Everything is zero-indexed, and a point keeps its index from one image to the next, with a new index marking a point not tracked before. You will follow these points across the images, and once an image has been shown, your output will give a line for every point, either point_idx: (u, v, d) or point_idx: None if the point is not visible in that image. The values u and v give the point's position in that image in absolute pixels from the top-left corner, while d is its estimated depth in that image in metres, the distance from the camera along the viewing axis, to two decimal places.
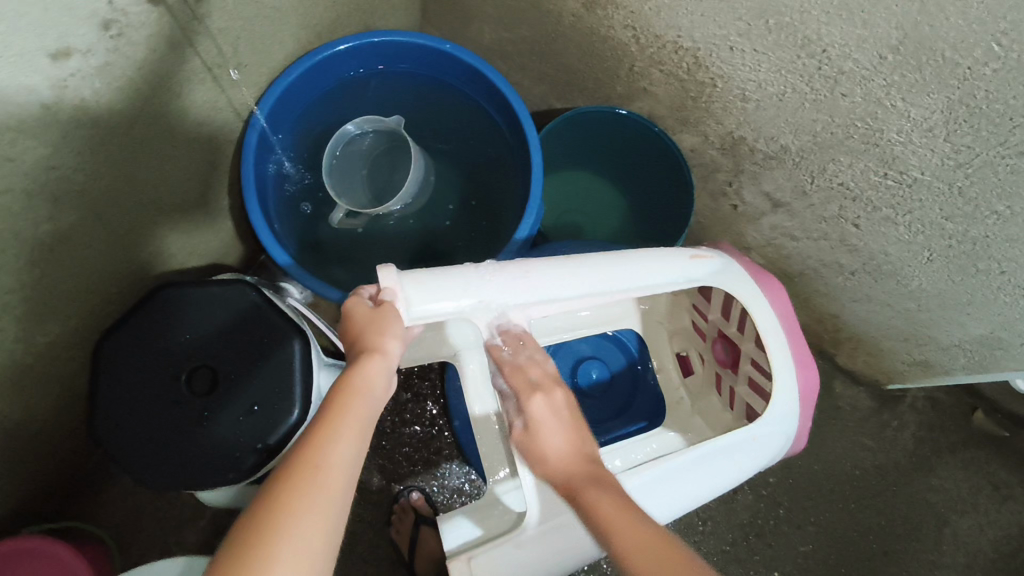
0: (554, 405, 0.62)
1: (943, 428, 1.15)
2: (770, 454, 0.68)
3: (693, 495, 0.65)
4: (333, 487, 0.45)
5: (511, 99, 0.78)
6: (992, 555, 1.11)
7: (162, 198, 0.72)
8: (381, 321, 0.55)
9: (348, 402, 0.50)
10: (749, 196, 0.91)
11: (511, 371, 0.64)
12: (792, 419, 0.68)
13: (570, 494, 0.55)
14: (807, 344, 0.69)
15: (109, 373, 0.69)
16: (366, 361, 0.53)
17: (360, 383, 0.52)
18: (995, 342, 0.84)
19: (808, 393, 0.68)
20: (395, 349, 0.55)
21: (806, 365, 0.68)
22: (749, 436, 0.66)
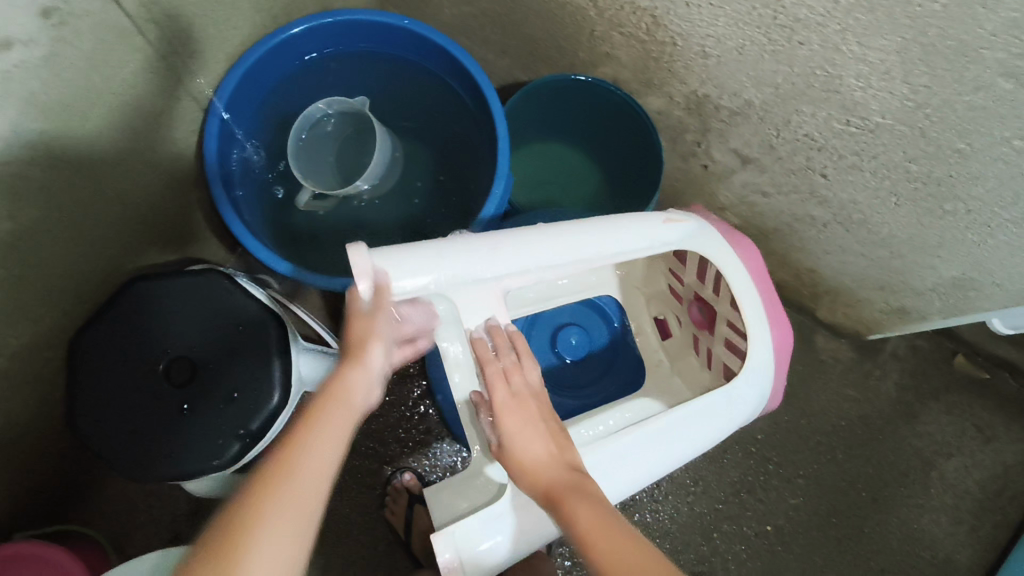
0: (535, 413, 0.60)
1: (926, 374, 1.17)
2: (746, 414, 0.70)
3: (676, 456, 0.66)
4: (311, 487, 0.48)
5: (471, 67, 0.77)
6: (978, 495, 1.14)
7: (125, 192, 0.71)
8: (365, 330, 0.57)
9: (330, 406, 0.53)
10: (718, 154, 0.92)
11: (495, 379, 0.61)
12: (768, 380, 0.69)
13: (550, 500, 0.54)
14: (781, 304, 0.70)
15: (86, 370, 0.69)
16: (349, 373, 0.56)
17: (341, 393, 0.55)
18: (967, 284, 0.85)
19: (784, 348, 0.70)
20: (376, 359, 0.58)
21: (782, 323, 0.69)
22: (729, 394, 0.67)
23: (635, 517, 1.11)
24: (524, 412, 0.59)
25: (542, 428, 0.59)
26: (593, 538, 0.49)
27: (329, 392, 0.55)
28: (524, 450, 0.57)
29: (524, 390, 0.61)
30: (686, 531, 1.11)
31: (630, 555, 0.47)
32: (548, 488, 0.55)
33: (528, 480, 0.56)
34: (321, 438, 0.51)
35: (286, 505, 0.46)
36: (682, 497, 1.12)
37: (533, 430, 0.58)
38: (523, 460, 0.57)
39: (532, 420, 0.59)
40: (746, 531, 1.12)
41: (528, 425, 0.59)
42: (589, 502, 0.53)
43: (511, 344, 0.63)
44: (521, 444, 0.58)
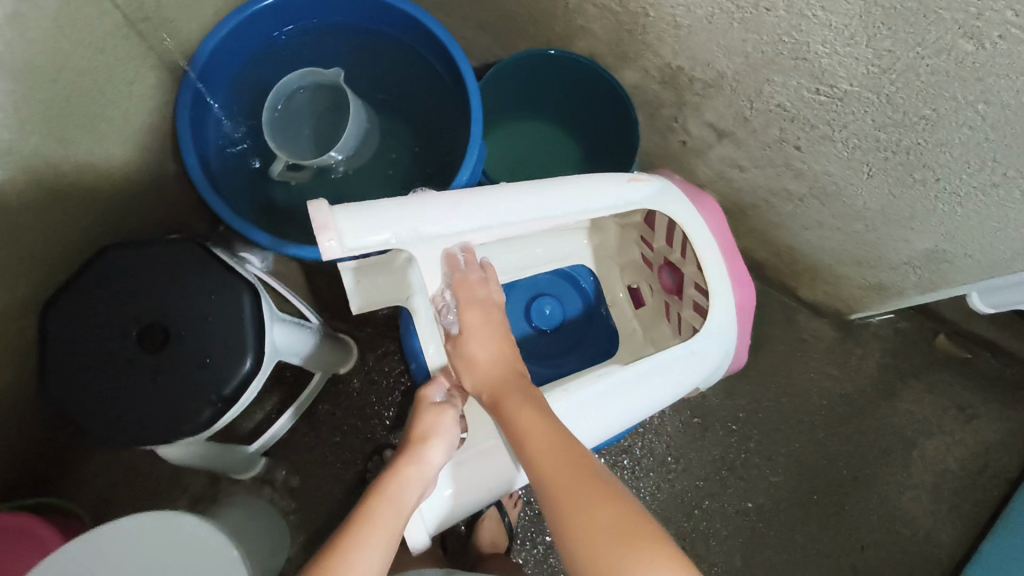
0: (489, 321, 0.70)
1: (907, 353, 1.17)
2: (709, 368, 0.75)
3: (639, 404, 0.71)
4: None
5: (445, 38, 0.77)
6: (959, 473, 1.14)
7: (97, 161, 0.72)
8: (429, 426, 0.65)
9: (382, 508, 0.59)
10: (695, 129, 0.92)
11: (462, 289, 0.68)
12: (729, 335, 0.75)
13: (493, 397, 0.66)
14: (743, 264, 0.76)
15: (59, 336, 0.70)
16: (406, 467, 0.62)
17: (396, 490, 0.60)
18: (941, 256, 0.86)
19: (745, 305, 0.75)
20: (433, 460, 0.63)
21: (743, 283, 0.75)
22: (689, 350, 0.72)
23: None
24: (482, 320, 0.69)
25: (495, 337, 0.70)
26: (525, 429, 0.62)
27: (383, 492, 0.60)
28: (477, 353, 0.69)
29: (486, 301, 0.70)
30: (667, 509, 1.12)
31: (558, 452, 0.60)
32: (493, 386, 0.67)
33: (477, 377, 0.68)
34: (371, 542, 0.56)
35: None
36: (663, 475, 1.13)
37: (485, 336, 0.69)
38: (477, 361, 0.69)
39: (491, 331, 0.70)
40: (727, 509, 1.12)
41: (483, 332, 0.69)
42: (528, 402, 0.65)
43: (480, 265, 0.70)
44: (476, 347, 0.69)
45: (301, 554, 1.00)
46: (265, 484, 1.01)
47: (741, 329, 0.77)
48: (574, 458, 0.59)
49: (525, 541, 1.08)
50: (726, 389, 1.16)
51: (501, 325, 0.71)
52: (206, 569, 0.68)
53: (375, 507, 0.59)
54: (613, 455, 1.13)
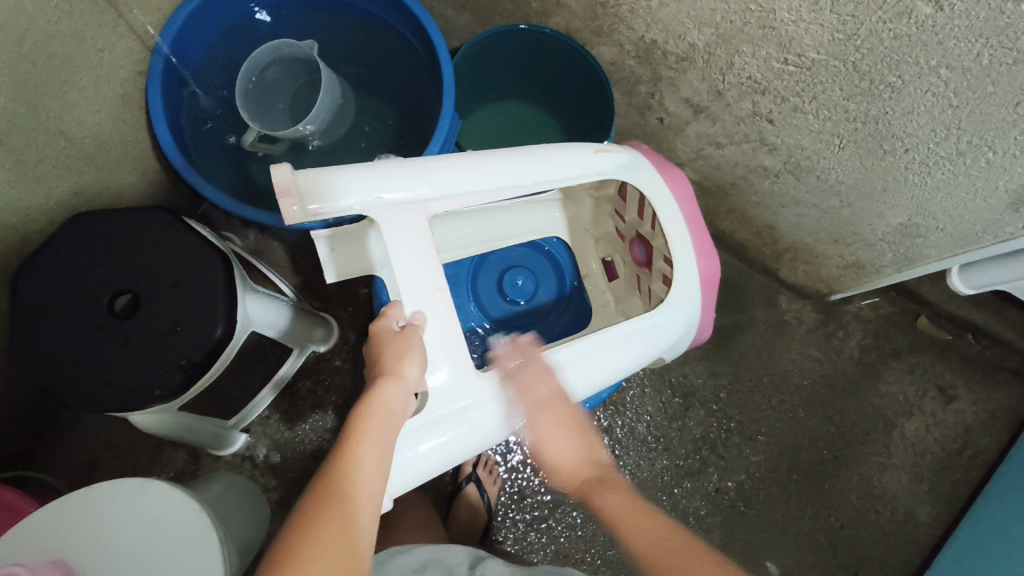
0: (561, 417, 0.68)
1: (889, 335, 1.17)
2: (675, 338, 0.76)
3: (601, 374, 0.71)
4: (366, 517, 0.52)
5: (415, 11, 0.77)
6: (939, 454, 1.14)
7: (69, 130, 0.72)
8: (402, 345, 0.60)
9: (370, 426, 0.55)
10: (671, 105, 0.92)
11: (524, 386, 0.66)
12: (696, 304, 0.76)
13: (583, 496, 0.67)
14: (708, 235, 0.77)
15: (26, 302, 0.70)
16: (385, 385, 0.58)
17: (381, 407, 0.57)
18: (914, 231, 0.86)
19: (710, 276, 0.76)
20: (412, 375, 0.59)
21: (706, 254, 0.76)
22: (651, 320, 0.73)
23: None
24: (552, 419, 0.68)
25: (569, 433, 0.69)
26: (624, 527, 0.61)
27: (367, 409, 0.56)
28: (556, 452, 0.69)
29: (552, 399, 0.67)
30: (645, 487, 1.12)
31: (659, 540, 0.58)
32: (580, 485, 0.68)
33: (564, 479, 0.69)
34: (369, 465, 0.54)
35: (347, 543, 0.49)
36: (643, 454, 1.13)
37: (560, 436, 0.69)
38: (558, 462, 0.69)
39: (561, 428, 0.68)
40: (707, 488, 1.12)
41: (556, 430, 0.68)
42: (619, 492, 0.65)
43: (533, 355, 0.69)
44: (553, 447, 0.69)
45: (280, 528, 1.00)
46: (245, 460, 1.02)
47: (705, 302, 0.78)
48: (666, 533, 0.59)
49: (504, 518, 1.08)
50: (707, 369, 1.16)
51: (580, 419, 0.70)
52: (171, 538, 0.68)
53: (364, 426, 0.55)
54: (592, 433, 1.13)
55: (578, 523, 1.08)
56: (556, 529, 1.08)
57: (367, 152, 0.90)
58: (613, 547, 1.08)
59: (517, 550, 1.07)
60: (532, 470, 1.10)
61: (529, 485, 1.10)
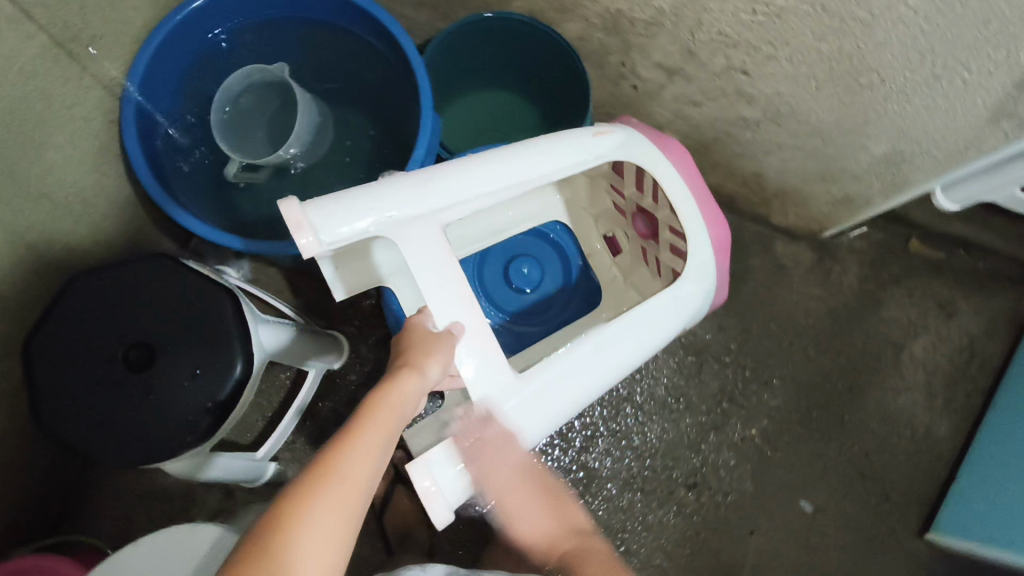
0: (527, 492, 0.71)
1: (885, 262, 1.19)
2: (694, 308, 0.78)
3: (627, 356, 0.73)
4: (358, 497, 0.49)
5: (380, 16, 0.76)
6: (949, 369, 1.17)
7: (51, 190, 0.71)
8: (432, 344, 0.59)
9: (381, 411, 0.54)
10: (644, 71, 0.93)
11: (488, 464, 0.65)
12: (711, 269, 0.77)
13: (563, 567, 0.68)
14: (714, 201, 0.79)
15: (43, 369, 0.69)
16: (404, 376, 0.56)
17: (397, 395, 0.55)
18: (899, 157, 0.87)
19: (721, 242, 0.78)
20: (434, 374, 0.58)
21: (715, 220, 0.78)
22: (672, 294, 0.75)
23: (625, 443, 1.12)
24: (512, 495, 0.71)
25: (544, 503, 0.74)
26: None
27: (382, 396, 0.54)
28: (525, 525, 0.72)
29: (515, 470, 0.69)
30: (674, 449, 1.13)
31: None
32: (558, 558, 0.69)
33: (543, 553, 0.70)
34: (373, 445, 0.52)
35: (334, 514, 0.47)
36: (667, 416, 1.14)
37: (525, 511, 0.72)
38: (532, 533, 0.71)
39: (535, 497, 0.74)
40: (733, 439, 1.14)
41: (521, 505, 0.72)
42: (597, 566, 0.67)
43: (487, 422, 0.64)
44: (522, 521, 0.72)
45: None
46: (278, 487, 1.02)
47: (719, 266, 0.80)
48: None
49: None
50: (715, 324, 1.17)
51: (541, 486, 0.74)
52: None
53: (374, 410, 0.53)
54: (614, 404, 1.14)
55: (614, 494, 1.10)
56: (593, 504, 1.10)
57: (352, 166, 0.90)
58: (651, 512, 1.10)
59: None
60: (560, 449, 1.12)
61: (560, 464, 1.11)
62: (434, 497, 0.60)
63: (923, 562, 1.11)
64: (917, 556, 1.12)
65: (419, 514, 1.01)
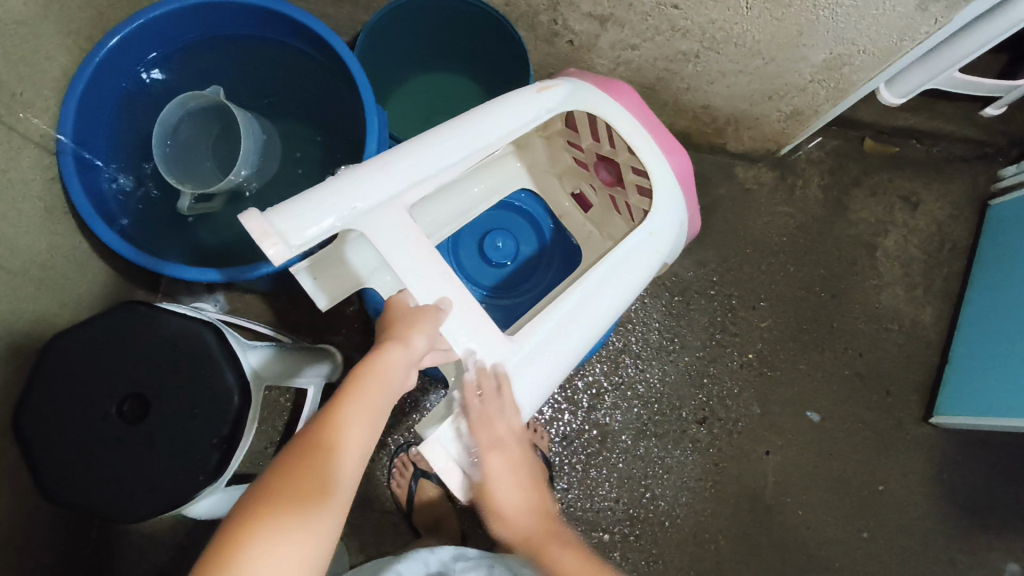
0: (514, 464, 0.63)
1: (844, 168, 1.21)
2: (671, 243, 0.79)
3: (615, 298, 0.74)
4: (346, 475, 0.51)
5: (302, 18, 0.75)
6: (923, 258, 1.20)
7: (7, 261, 0.70)
8: (415, 316, 0.61)
9: (367, 385, 0.56)
10: (576, 24, 0.92)
11: (485, 424, 0.62)
12: (680, 201, 0.78)
13: (529, 550, 0.64)
14: (669, 133, 0.79)
15: (37, 442, 0.67)
16: (388, 351, 0.58)
17: (382, 369, 0.57)
18: (839, 62, 0.88)
19: (683, 172, 0.79)
20: (419, 345, 0.59)
21: (674, 152, 0.78)
22: (648, 233, 0.76)
23: (630, 393, 1.14)
24: (506, 459, 0.63)
25: (517, 479, 0.64)
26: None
27: (367, 368, 0.57)
28: (505, 499, 0.63)
29: (508, 437, 0.63)
30: (678, 388, 1.15)
31: None
32: (524, 540, 0.64)
33: (517, 530, 0.64)
34: (359, 421, 0.54)
35: (322, 487, 0.49)
36: (665, 359, 1.16)
37: (507, 482, 0.63)
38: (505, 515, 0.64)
39: (518, 476, 0.64)
40: (732, 367, 1.16)
41: (507, 468, 0.63)
42: (570, 552, 0.63)
43: (496, 390, 0.63)
44: (502, 494, 0.63)
45: (361, 557, 1.02)
46: None
47: (687, 197, 0.80)
48: None
49: (564, 467, 1.11)
50: (694, 260, 1.19)
51: (521, 462, 0.64)
52: None
53: (359, 385, 0.55)
54: (613, 357, 1.15)
55: (630, 444, 1.12)
56: (613, 458, 1.12)
57: (306, 177, 0.88)
58: (668, 454, 1.12)
59: (584, 490, 1.11)
60: (569, 413, 1.13)
61: (573, 427, 1.12)
62: (452, 471, 0.61)
63: (932, 445, 1.15)
64: (925, 440, 1.16)
65: (446, 504, 1.01)
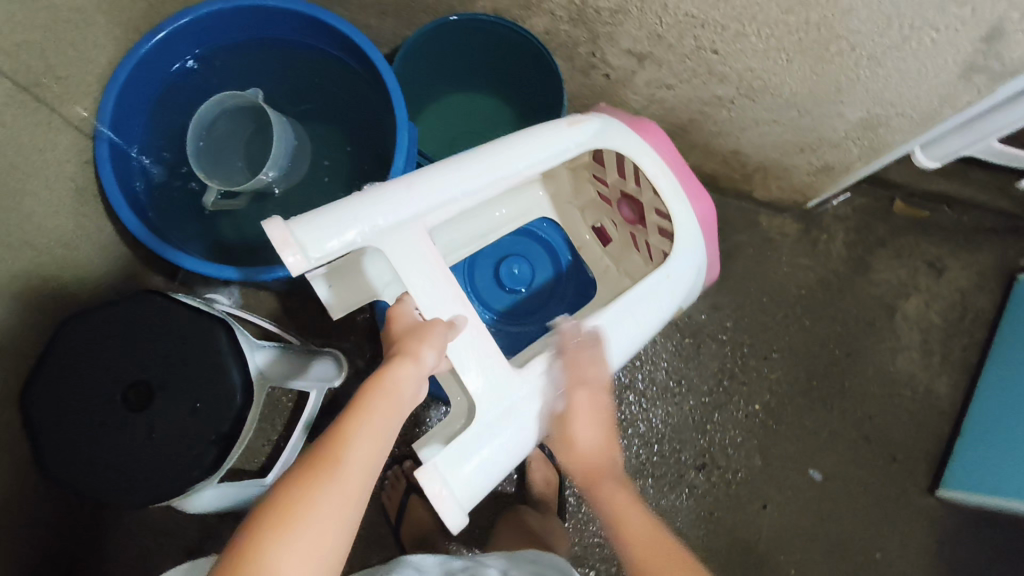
0: (596, 406, 0.68)
1: (870, 227, 1.20)
2: (687, 287, 0.78)
3: (625, 341, 0.74)
4: (357, 487, 0.51)
5: (346, 29, 0.76)
6: (942, 325, 1.18)
7: (32, 237, 0.71)
8: (424, 331, 0.61)
9: (379, 400, 0.56)
10: (614, 59, 0.93)
11: (575, 363, 0.69)
12: (699, 246, 0.78)
13: (590, 484, 0.66)
14: (695, 177, 0.79)
15: (41, 419, 0.68)
16: (399, 365, 0.58)
17: (392, 384, 0.57)
18: (875, 122, 0.87)
19: (706, 217, 0.79)
20: (429, 360, 0.60)
21: (699, 197, 0.78)
22: (666, 274, 0.75)
23: (631, 430, 1.13)
24: (589, 399, 0.68)
25: (602, 424, 0.68)
26: (630, 529, 0.62)
27: (378, 383, 0.57)
28: (581, 436, 0.67)
29: (596, 380, 0.69)
30: (681, 431, 1.13)
31: (660, 551, 0.60)
32: (590, 473, 0.67)
33: (575, 462, 0.67)
34: (370, 435, 0.54)
35: (334, 498, 0.49)
36: (670, 400, 1.14)
37: (590, 422, 0.67)
38: (577, 447, 0.67)
39: (602, 424, 0.68)
40: (738, 415, 1.15)
41: (589, 415, 0.68)
42: (631, 501, 0.64)
43: (587, 342, 0.70)
44: (581, 431, 0.67)
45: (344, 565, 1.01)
46: None
47: (708, 242, 0.80)
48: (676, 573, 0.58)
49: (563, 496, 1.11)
50: (710, 304, 1.18)
51: (608, 415, 0.69)
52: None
53: (372, 400, 0.56)
54: (618, 392, 1.14)
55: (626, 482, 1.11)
56: None
57: (333, 184, 0.89)
58: (664, 496, 1.11)
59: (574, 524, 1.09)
60: None
61: None
62: (446, 500, 0.59)
63: (934, 517, 1.12)
64: (928, 511, 1.13)
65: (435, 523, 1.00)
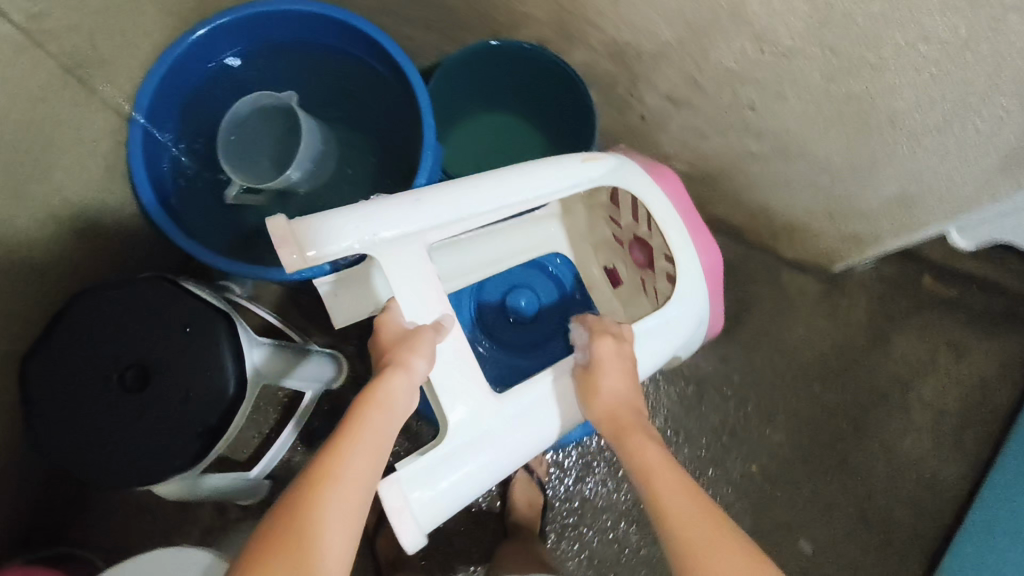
0: (619, 356, 0.70)
1: (894, 299, 1.17)
2: (685, 335, 0.77)
3: None
4: (355, 499, 0.53)
5: (385, 43, 0.77)
6: (957, 410, 1.14)
7: (57, 210, 0.73)
8: (414, 339, 0.60)
9: (371, 413, 0.57)
10: (650, 101, 0.92)
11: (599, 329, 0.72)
12: (702, 296, 0.77)
13: (614, 429, 0.66)
14: (704, 227, 0.79)
15: (38, 387, 0.70)
16: (390, 376, 0.58)
17: (383, 397, 0.58)
18: (908, 198, 0.85)
19: (711, 267, 0.78)
20: (419, 370, 0.60)
21: (706, 247, 0.78)
22: (663, 320, 0.74)
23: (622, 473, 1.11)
24: (614, 346, 0.70)
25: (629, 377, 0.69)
26: (653, 478, 0.61)
27: (369, 397, 0.57)
28: (607, 381, 0.68)
29: (621, 332, 0.72)
30: None
31: (678, 492, 0.59)
32: (611, 420, 0.67)
33: (599, 413, 0.68)
34: (364, 448, 0.55)
35: (337, 514, 0.51)
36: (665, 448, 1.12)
37: (616, 369, 0.69)
38: (600, 396, 0.68)
39: (628, 377, 0.69)
40: (732, 472, 1.12)
41: (616, 367, 0.69)
42: (653, 444, 0.64)
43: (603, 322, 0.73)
44: (605, 377, 0.68)
45: None
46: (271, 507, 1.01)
47: (711, 294, 0.80)
48: (693, 517, 0.56)
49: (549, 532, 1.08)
50: (719, 356, 1.16)
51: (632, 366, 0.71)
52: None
53: (365, 414, 0.57)
54: None
55: (609, 526, 1.09)
56: (588, 534, 1.09)
57: (354, 191, 0.90)
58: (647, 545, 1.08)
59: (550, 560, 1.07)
60: (555, 477, 1.11)
61: (554, 493, 1.10)
62: (401, 514, 0.59)
63: None
64: None
65: None
